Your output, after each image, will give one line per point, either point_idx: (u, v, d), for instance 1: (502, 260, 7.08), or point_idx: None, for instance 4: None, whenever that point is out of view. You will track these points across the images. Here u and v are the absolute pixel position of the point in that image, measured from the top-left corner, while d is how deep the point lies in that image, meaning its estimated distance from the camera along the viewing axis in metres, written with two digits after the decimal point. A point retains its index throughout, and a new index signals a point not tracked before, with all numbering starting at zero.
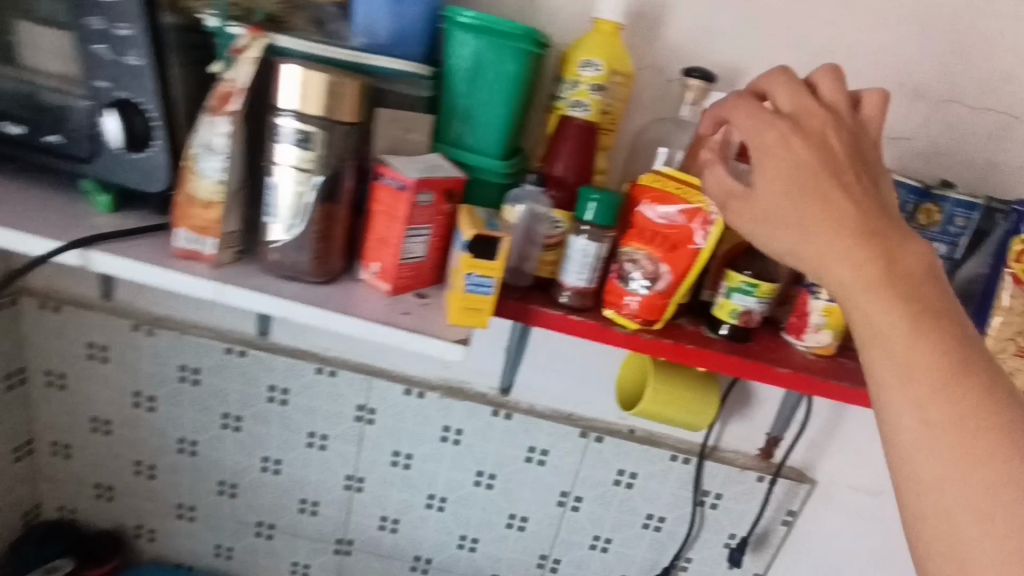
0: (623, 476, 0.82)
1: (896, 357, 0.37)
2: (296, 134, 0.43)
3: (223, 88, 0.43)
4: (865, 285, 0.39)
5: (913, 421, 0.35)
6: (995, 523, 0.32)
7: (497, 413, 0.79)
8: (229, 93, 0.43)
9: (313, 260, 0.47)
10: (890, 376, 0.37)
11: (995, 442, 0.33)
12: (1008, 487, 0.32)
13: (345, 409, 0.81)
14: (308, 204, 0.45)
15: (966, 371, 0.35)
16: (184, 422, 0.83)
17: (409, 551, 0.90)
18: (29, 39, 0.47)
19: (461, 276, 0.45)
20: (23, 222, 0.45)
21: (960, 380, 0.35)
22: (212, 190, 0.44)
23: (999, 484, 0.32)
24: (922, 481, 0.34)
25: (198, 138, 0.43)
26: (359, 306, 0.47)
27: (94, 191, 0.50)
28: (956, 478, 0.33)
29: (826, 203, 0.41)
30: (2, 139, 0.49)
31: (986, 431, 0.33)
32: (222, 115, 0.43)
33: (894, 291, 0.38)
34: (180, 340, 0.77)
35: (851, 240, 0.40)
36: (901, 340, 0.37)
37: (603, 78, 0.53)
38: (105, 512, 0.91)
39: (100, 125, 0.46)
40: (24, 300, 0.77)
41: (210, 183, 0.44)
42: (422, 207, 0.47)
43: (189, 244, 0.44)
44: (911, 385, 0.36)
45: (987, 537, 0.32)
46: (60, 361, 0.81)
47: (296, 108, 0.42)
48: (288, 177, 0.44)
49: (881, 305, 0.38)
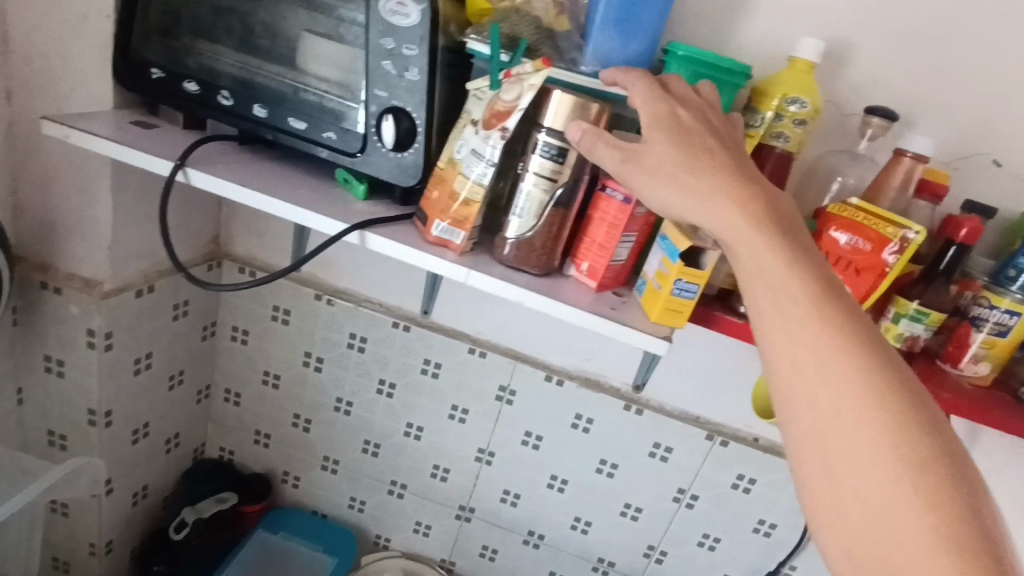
0: (742, 481, 0.86)
1: (828, 376, 0.38)
2: (552, 152, 0.51)
3: (498, 106, 0.50)
4: (762, 268, 0.41)
5: (837, 437, 0.37)
6: (912, 505, 0.34)
7: (628, 408, 0.86)
8: (505, 111, 0.50)
9: (540, 254, 0.55)
10: (811, 394, 0.38)
11: (920, 437, 0.36)
12: (924, 476, 0.35)
13: (488, 388, 0.89)
14: (547, 210, 0.53)
15: (904, 403, 0.36)
16: (345, 383, 0.94)
17: (525, 526, 0.97)
18: (316, 50, 0.57)
19: (671, 280, 0.51)
20: (312, 204, 0.55)
21: (892, 408, 0.36)
22: (472, 190, 0.52)
23: (948, 517, 0.34)
24: (835, 454, 0.37)
25: (471, 146, 0.52)
26: (573, 298, 0.55)
27: (353, 180, 0.59)
28: (884, 501, 0.35)
29: (758, 226, 0.42)
30: (285, 132, 0.59)
31: (914, 425, 0.36)
32: (496, 129, 0.50)
33: (786, 277, 0.41)
34: (356, 310, 0.89)
35: (756, 227, 0.42)
36: (839, 361, 0.38)
37: (808, 113, 0.58)
38: (259, 456, 1.03)
39: (374, 127, 0.55)
40: (226, 263, 0.89)
41: (471, 183, 0.52)
42: (637, 218, 0.54)
43: (444, 234, 0.54)
44: (825, 366, 0.38)
45: (898, 515, 0.34)
46: (248, 319, 0.94)
47: (553, 127, 0.51)
48: (535, 186, 0.53)
49: (801, 325, 0.39)
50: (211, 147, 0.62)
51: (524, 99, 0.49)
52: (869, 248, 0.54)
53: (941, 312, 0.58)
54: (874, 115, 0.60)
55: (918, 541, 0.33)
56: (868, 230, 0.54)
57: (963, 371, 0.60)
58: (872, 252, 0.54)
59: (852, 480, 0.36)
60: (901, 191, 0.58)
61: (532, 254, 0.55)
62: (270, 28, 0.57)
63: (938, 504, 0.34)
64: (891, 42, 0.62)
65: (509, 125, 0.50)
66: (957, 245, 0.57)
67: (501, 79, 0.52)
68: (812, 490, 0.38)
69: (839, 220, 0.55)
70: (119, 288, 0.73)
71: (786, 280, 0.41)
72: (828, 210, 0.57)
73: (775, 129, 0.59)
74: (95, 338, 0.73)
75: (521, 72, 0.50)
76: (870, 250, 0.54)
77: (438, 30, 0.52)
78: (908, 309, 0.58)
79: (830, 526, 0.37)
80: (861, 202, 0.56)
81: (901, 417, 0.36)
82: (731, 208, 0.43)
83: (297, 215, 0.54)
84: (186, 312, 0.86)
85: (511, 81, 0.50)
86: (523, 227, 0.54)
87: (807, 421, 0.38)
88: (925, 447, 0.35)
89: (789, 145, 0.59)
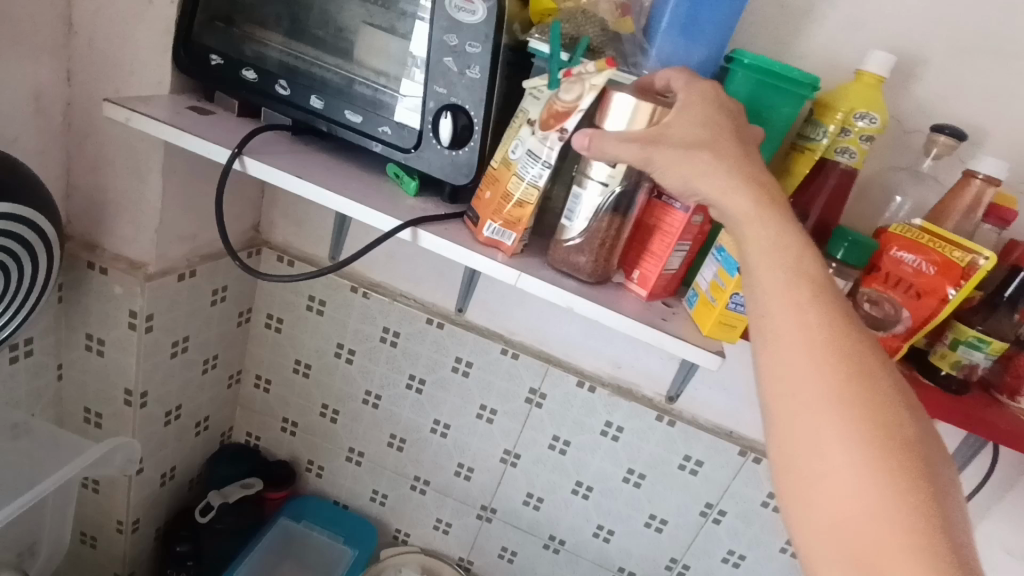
0: (772, 499, 0.84)
1: (814, 359, 0.37)
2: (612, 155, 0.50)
3: (554, 107, 0.50)
4: (764, 241, 0.40)
5: (817, 421, 0.35)
6: (888, 491, 0.33)
7: (660, 418, 0.84)
8: (560, 112, 0.49)
9: (591, 262, 0.54)
10: (795, 376, 0.37)
11: (896, 424, 0.35)
12: (901, 464, 0.34)
13: (518, 389, 0.88)
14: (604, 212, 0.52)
15: (886, 391, 0.36)
16: (374, 376, 0.94)
17: (546, 530, 0.96)
18: (375, 43, 0.56)
19: (726, 294, 0.50)
20: (365, 198, 0.55)
21: (873, 395, 0.36)
22: (528, 193, 0.51)
23: (921, 508, 0.33)
24: (816, 437, 0.35)
25: (527, 149, 0.51)
26: (624, 306, 0.54)
27: (405, 176, 0.59)
28: (859, 486, 0.34)
29: (763, 203, 0.41)
30: (339, 124, 0.59)
31: (890, 412, 0.35)
32: (553, 130, 0.49)
33: (784, 256, 0.40)
34: (391, 304, 0.89)
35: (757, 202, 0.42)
36: (825, 346, 0.37)
37: (877, 128, 0.56)
38: (285, 444, 1.03)
39: (431, 123, 0.55)
40: (265, 251, 0.89)
41: (527, 186, 0.51)
42: (693, 227, 0.53)
43: (494, 235, 0.53)
44: (813, 344, 0.37)
45: (874, 501, 0.33)
46: (282, 308, 0.94)
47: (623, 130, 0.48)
48: (594, 188, 0.51)
49: (792, 304, 0.38)
50: (264, 136, 0.62)
51: (584, 100, 0.48)
52: (931, 272, 0.53)
53: (1003, 341, 0.56)
54: (940, 133, 0.58)
55: (892, 529, 0.32)
56: (933, 254, 0.53)
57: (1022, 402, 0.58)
58: (936, 276, 0.53)
59: (830, 465, 0.35)
60: (967, 214, 0.57)
61: (586, 258, 0.54)
62: (332, 20, 0.57)
63: (914, 495, 0.33)
64: (960, 60, 0.61)
65: (569, 126, 0.49)
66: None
67: (560, 78, 0.50)
68: (786, 474, 0.37)
69: (902, 240, 0.54)
70: (162, 271, 0.74)
71: (780, 265, 0.40)
72: (889, 230, 0.56)
73: (841, 145, 0.57)
74: (137, 319, 0.74)
75: (582, 71, 0.49)
76: (932, 274, 0.53)
77: (502, 28, 0.51)
78: (969, 335, 0.56)
79: (801, 512, 0.35)
80: (926, 224, 0.55)
81: (881, 406, 0.35)
82: (742, 193, 0.42)
83: (350, 209, 0.53)
84: (224, 297, 0.87)
85: (570, 80, 0.49)
86: (572, 232, 0.53)
87: (788, 403, 0.37)
88: (903, 437, 0.35)
89: (855, 160, 0.57)
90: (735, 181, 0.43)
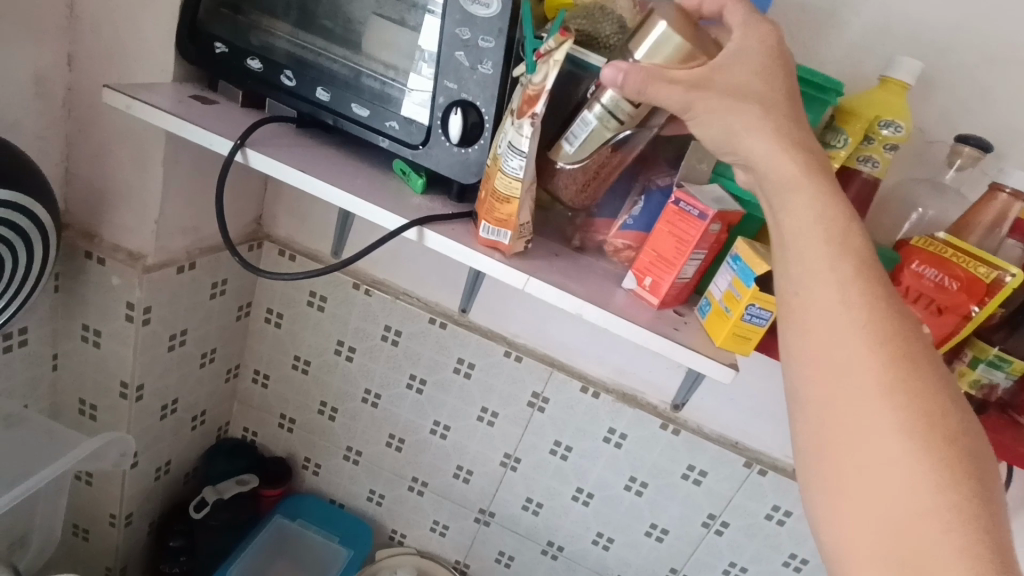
0: (777, 512, 0.82)
1: (859, 341, 0.36)
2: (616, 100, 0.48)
3: (529, 91, 0.47)
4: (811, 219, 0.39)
5: (858, 405, 0.35)
6: (933, 476, 0.32)
7: (665, 427, 0.83)
8: (535, 95, 0.47)
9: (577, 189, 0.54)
10: (836, 358, 0.36)
11: (942, 405, 0.34)
12: (946, 447, 0.33)
13: (520, 393, 0.87)
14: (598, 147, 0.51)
15: (934, 378, 0.35)
16: (374, 374, 0.92)
17: (544, 535, 0.95)
18: (385, 35, 0.55)
19: (742, 305, 0.49)
20: (370, 196, 0.53)
21: (920, 382, 0.35)
22: (511, 186, 0.48)
23: (965, 492, 0.32)
24: (859, 420, 0.35)
25: (507, 140, 0.48)
26: (635, 313, 0.52)
27: (411, 173, 0.57)
28: (902, 472, 0.33)
29: (807, 178, 0.41)
30: (346, 118, 0.57)
31: (935, 394, 0.34)
32: (526, 116, 0.47)
33: (829, 232, 0.39)
34: (393, 303, 0.87)
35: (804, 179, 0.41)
36: (872, 328, 0.36)
37: (903, 137, 0.54)
38: (282, 440, 1.02)
39: (441, 119, 0.53)
40: (267, 245, 0.88)
41: (510, 179, 0.48)
42: (709, 235, 0.51)
43: (490, 235, 0.51)
44: (859, 321, 0.36)
45: (917, 484, 0.32)
46: (283, 303, 0.92)
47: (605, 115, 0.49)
48: (597, 123, 0.49)
49: (834, 283, 0.37)
50: (269, 128, 0.60)
51: (549, 78, 0.46)
52: (955, 289, 0.51)
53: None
54: (965, 144, 0.56)
55: (932, 519, 0.32)
56: (957, 270, 0.51)
57: None
58: (958, 293, 0.51)
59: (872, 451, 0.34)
60: (991, 229, 0.55)
61: (571, 188, 0.54)
62: (341, 10, 0.55)
63: (957, 487, 0.32)
64: (986, 68, 0.59)
65: (538, 110, 0.46)
66: None
67: (535, 61, 0.48)
68: (824, 460, 0.36)
69: (924, 254, 0.52)
70: (161, 263, 0.73)
71: (828, 242, 0.39)
72: (912, 243, 0.54)
73: (863, 153, 0.56)
74: (134, 311, 0.72)
75: (547, 50, 0.47)
76: (955, 291, 0.51)
77: (517, 23, 0.50)
78: (989, 354, 0.54)
79: (837, 498, 0.35)
80: (951, 238, 0.53)
81: (929, 392, 0.34)
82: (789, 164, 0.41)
83: (355, 206, 0.52)
84: (224, 291, 0.85)
85: (540, 61, 0.47)
86: (570, 158, 0.52)
87: (827, 386, 0.36)
88: (949, 427, 0.34)
89: (878, 170, 0.56)
90: (785, 147, 0.42)
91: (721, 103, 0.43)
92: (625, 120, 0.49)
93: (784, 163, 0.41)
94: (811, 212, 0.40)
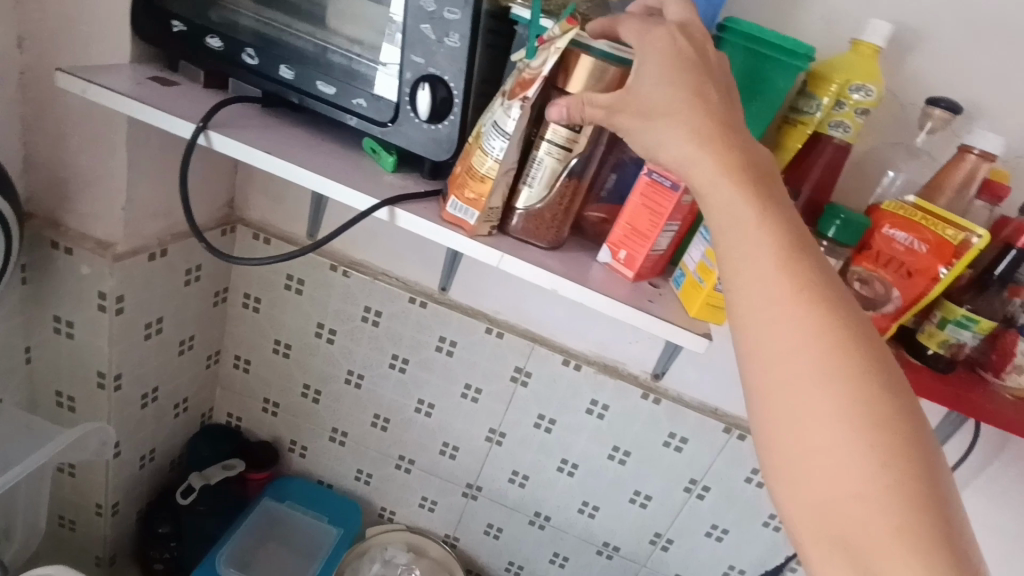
0: (757, 475, 0.84)
1: (798, 336, 0.35)
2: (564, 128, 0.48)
3: (525, 75, 0.47)
4: (741, 208, 0.37)
5: (800, 400, 0.34)
6: (877, 465, 0.32)
7: (646, 396, 0.84)
8: (529, 79, 0.46)
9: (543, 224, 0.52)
10: (778, 354, 0.35)
11: (883, 391, 0.34)
12: (888, 434, 0.33)
13: (504, 369, 0.87)
14: (557, 179, 0.50)
15: (872, 365, 0.34)
16: (356, 356, 0.92)
17: (531, 506, 0.96)
18: (350, 9, 0.53)
19: (715, 275, 0.49)
20: (340, 175, 0.52)
21: (861, 371, 0.34)
22: (490, 167, 0.47)
23: (909, 480, 0.32)
24: (804, 416, 0.34)
25: (493, 118, 0.47)
26: (610, 286, 0.52)
27: (381, 151, 0.56)
28: (847, 466, 0.33)
29: (732, 164, 0.38)
30: (313, 96, 0.56)
31: (875, 381, 0.34)
32: (517, 99, 0.46)
33: (760, 220, 0.37)
34: (372, 284, 0.87)
35: (730, 166, 0.38)
36: (812, 320, 0.35)
37: (873, 102, 0.54)
38: (267, 424, 1.02)
39: (409, 95, 0.52)
40: (240, 228, 0.86)
41: (491, 161, 0.47)
42: (682, 206, 0.51)
43: (457, 211, 0.50)
44: (796, 314, 0.35)
45: (862, 476, 0.32)
46: (260, 287, 0.91)
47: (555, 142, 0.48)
48: (548, 155, 0.49)
49: (769, 276, 0.36)
50: (234, 109, 0.59)
51: (548, 63, 0.45)
52: (923, 251, 0.52)
53: (991, 320, 0.55)
54: (936, 107, 0.57)
55: (878, 513, 0.32)
56: (926, 233, 0.52)
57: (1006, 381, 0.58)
58: (928, 255, 0.52)
59: (816, 445, 0.33)
60: (959, 192, 0.56)
61: (541, 226, 0.52)
62: None
63: (901, 474, 0.32)
64: (957, 30, 0.59)
65: (530, 94, 0.45)
66: (1017, 249, 0.55)
67: (536, 47, 0.48)
68: (772, 456, 0.36)
69: (894, 218, 0.53)
70: (132, 250, 0.71)
71: (761, 230, 0.36)
72: (883, 208, 0.54)
73: (835, 118, 0.55)
74: (106, 300, 0.71)
75: (552, 37, 0.46)
76: (924, 253, 0.52)
77: None
78: (957, 314, 0.56)
79: (785, 490, 0.35)
80: (920, 201, 0.54)
81: (869, 382, 0.34)
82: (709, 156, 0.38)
83: (324, 186, 0.51)
84: (198, 277, 0.84)
85: (542, 48, 0.47)
86: (532, 198, 0.51)
87: (769, 379, 0.35)
88: (890, 412, 0.33)
89: (849, 135, 0.56)
90: (702, 138, 0.39)
91: (635, 123, 0.42)
92: (575, 147, 0.48)
93: (701, 160, 0.39)
94: (738, 199, 0.37)
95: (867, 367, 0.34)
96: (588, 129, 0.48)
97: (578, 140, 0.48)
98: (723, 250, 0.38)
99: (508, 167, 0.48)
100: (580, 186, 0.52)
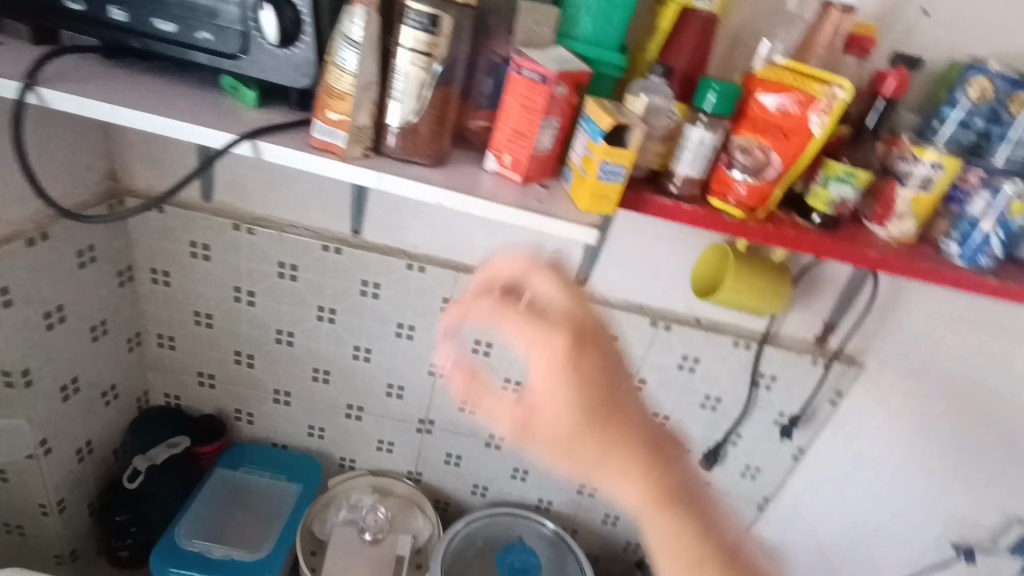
0: (687, 362, 0.88)
1: (619, 478, 0.52)
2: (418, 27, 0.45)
3: None
4: (576, 435, 0.52)
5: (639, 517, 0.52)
6: (681, 533, 0.52)
7: (573, 304, 0.85)
8: None
9: (428, 132, 0.50)
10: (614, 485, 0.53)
11: (677, 479, 0.53)
12: (686, 528, 0.52)
13: (432, 301, 0.87)
14: (426, 89, 0.47)
15: (667, 472, 0.53)
16: (282, 313, 0.90)
17: (485, 428, 0.99)
18: None
19: (596, 163, 0.49)
20: (193, 118, 0.49)
21: (659, 481, 0.52)
22: (347, 82, 0.46)
23: (700, 539, 0.52)
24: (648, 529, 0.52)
25: (340, 30, 0.45)
26: (497, 192, 0.52)
27: (240, 87, 0.53)
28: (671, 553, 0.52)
29: (566, 384, 0.53)
30: (150, 35, 0.51)
31: (670, 474, 0.53)
32: (358, 4, 0.45)
33: (593, 438, 0.52)
34: (280, 236, 0.84)
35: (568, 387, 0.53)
36: (632, 477, 0.52)
37: None
38: (207, 397, 1.00)
39: (254, 20, 0.48)
40: (128, 200, 0.82)
41: (347, 76, 0.46)
42: (557, 98, 0.50)
43: (324, 136, 0.48)
44: (615, 470, 0.52)
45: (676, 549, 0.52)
46: (166, 260, 0.87)
47: (412, 44, 0.45)
48: (408, 61, 0.46)
49: (604, 460, 0.52)
50: (72, 64, 0.54)
51: None
52: (795, 110, 0.53)
53: (867, 172, 0.58)
54: None
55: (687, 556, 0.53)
56: (795, 92, 0.53)
57: (889, 229, 0.61)
58: (800, 114, 0.53)
59: (621, 382, 0.51)
60: (828, 49, 0.57)
61: (420, 142, 0.50)
62: None
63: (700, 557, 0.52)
64: None
65: None
66: (884, 100, 0.59)
67: None
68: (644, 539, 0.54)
69: (766, 83, 0.54)
70: (6, 238, 0.67)
71: (588, 430, 0.52)
72: (756, 74, 0.55)
73: None
74: None
75: None
76: (796, 113, 0.53)
77: None
78: (837, 171, 0.58)
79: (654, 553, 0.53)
80: (790, 62, 0.55)
81: (659, 475, 0.53)
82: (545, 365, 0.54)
83: (177, 131, 0.48)
84: (93, 258, 0.80)
85: None
86: (405, 113, 0.48)
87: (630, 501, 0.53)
88: (685, 509, 0.52)
89: (714, 6, 0.55)
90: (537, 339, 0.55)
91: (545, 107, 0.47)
92: (434, 50, 0.46)
93: (548, 381, 0.54)
94: (568, 409, 0.52)
95: (657, 476, 0.52)
96: (444, 28, 0.45)
97: (435, 40, 0.45)
98: (576, 455, 0.52)
99: (366, 78, 0.46)
100: (452, 92, 0.50)
